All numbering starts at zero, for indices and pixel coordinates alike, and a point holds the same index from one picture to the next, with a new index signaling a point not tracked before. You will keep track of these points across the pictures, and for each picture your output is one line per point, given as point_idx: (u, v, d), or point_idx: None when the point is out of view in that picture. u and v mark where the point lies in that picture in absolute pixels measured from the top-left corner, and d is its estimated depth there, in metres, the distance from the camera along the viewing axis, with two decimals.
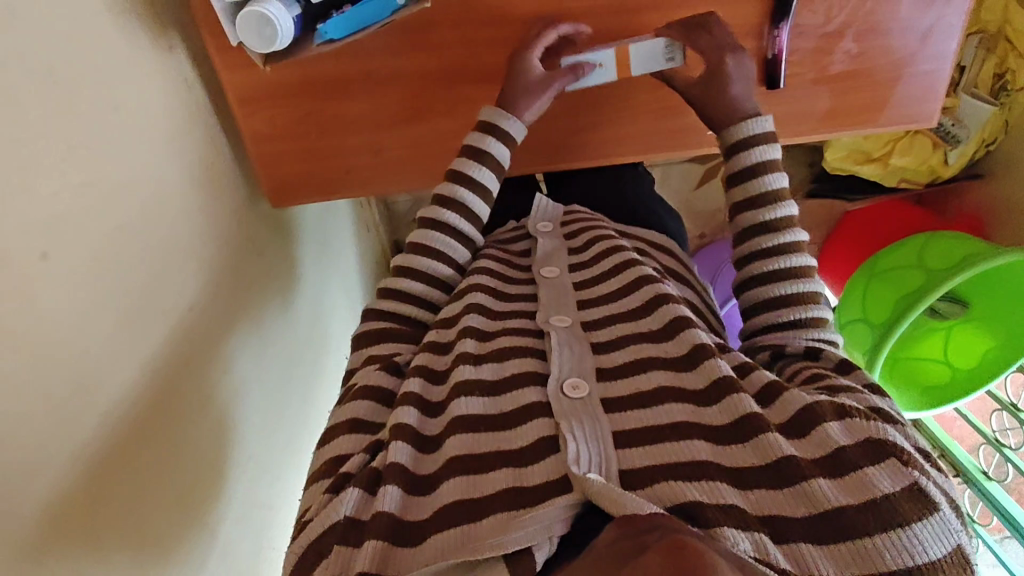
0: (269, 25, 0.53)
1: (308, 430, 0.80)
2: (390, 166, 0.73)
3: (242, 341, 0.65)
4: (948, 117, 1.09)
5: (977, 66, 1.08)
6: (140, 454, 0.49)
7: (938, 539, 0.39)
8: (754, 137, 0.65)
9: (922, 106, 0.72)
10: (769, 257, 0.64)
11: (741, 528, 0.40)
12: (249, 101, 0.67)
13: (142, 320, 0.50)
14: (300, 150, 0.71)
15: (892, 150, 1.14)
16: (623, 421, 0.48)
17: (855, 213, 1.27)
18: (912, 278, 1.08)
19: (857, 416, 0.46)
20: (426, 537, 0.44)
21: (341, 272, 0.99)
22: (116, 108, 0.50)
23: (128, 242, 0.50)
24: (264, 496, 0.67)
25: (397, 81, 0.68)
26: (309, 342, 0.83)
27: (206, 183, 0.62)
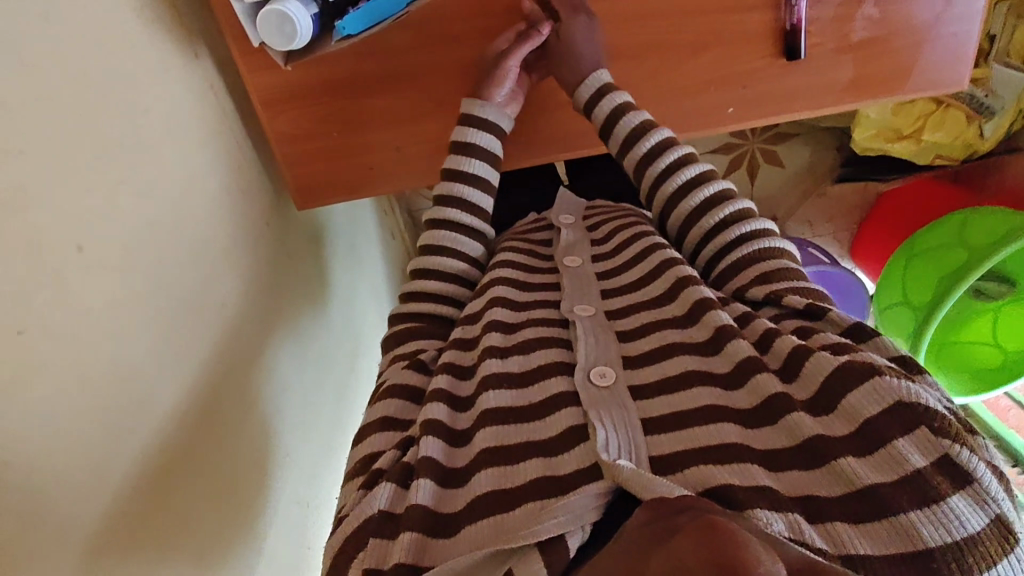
0: (289, 22, 0.54)
1: (345, 429, 0.81)
2: (413, 159, 0.74)
3: (281, 341, 0.67)
4: (981, 90, 1.07)
5: (1010, 32, 1.05)
6: (186, 451, 0.50)
7: (976, 511, 0.37)
8: (668, 166, 0.65)
9: (951, 70, 0.70)
10: (685, 195, 0.64)
11: (775, 509, 0.38)
12: (273, 103, 0.68)
13: (176, 315, 0.51)
14: (325, 148, 0.72)
15: (924, 125, 1.10)
16: (651, 408, 0.48)
17: (888, 196, 1.23)
18: (953, 256, 1.05)
19: (888, 376, 0.43)
20: (462, 527, 0.44)
21: (370, 276, 1.00)
22: (149, 113, 0.52)
23: (160, 237, 0.51)
24: (303, 491, 0.67)
25: (416, 73, 0.69)
26: (342, 343, 0.83)
27: (235, 186, 0.63)
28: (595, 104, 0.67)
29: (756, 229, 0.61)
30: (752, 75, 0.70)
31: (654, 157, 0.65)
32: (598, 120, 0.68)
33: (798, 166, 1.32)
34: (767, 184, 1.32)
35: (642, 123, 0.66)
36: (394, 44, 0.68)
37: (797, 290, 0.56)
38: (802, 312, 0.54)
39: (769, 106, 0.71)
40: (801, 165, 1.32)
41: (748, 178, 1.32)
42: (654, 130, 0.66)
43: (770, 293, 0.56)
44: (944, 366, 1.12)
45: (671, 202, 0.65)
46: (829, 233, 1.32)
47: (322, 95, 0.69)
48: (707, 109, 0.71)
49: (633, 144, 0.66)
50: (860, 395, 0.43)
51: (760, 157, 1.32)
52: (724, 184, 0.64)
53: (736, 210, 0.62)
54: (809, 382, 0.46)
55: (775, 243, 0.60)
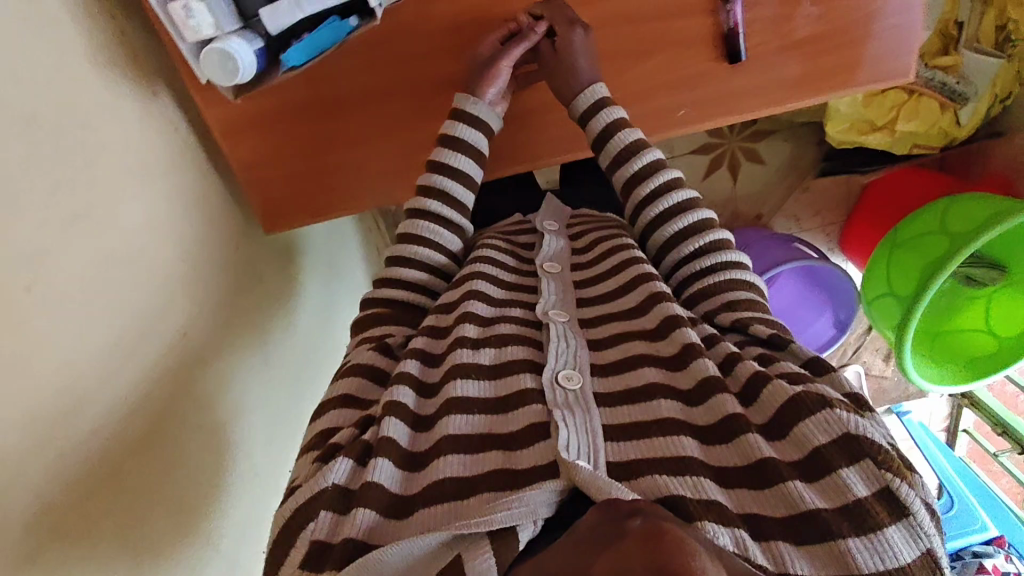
0: (231, 60, 0.57)
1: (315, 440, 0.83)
2: (374, 180, 0.76)
3: (245, 359, 0.69)
4: (952, 77, 1.07)
5: (978, 19, 1.06)
6: (139, 472, 0.52)
7: (909, 543, 0.39)
8: (654, 190, 0.65)
9: (897, 61, 0.72)
10: (667, 221, 0.64)
11: (723, 523, 0.40)
12: (233, 132, 0.70)
13: (127, 344, 0.53)
14: (289, 174, 0.74)
15: (897, 116, 1.10)
16: (612, 415, 0.48)
17: (875, 184, 1.23)
18: (935, 244, 1.04)
19: (839, 409, 0.44)
20: (415, 511, 0.45)
21: (350, 289, 1.02)
22: (105, 152, 0.54)
23: (111, 270, 0.53)
24: (267, 500, 0.71)
25: (371, 95, 0.72)
26: (313, 358, 0.86)
27: (196, 216, 0.65)
28: (596, 112, 0.67)
29: (730, 262, 0.61)
30: (702, 77, 0.71)
31: (642, 179, 0.66)
32: (592, 133, 0.68)
33: (780, 162, 1.31)
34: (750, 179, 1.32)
35: (628, 146, 0.66)
36: (341, 69, 0.71)
37: (764, 320, 0.57)
38: (766, 341, 0.54)
39: (718, 108, 0.72)
40: (781, 162, 1.30)
41: (729, 176, 1.32)
42: (647, 150, 0.66)
43: (737, 320, 0.56)
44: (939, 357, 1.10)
45: (651, 227, 0.65)
46: (817, 226, 1.33)
47: (286, 121, 0.72)
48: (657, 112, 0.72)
49: (622, 164, 0.66)
50: (812, 424, 0.44)
51: (742, 156, 1.31)
52: (709, 211, 0.65)
53: (715, 241, 0.62)
54: (765, 408, 0.47)
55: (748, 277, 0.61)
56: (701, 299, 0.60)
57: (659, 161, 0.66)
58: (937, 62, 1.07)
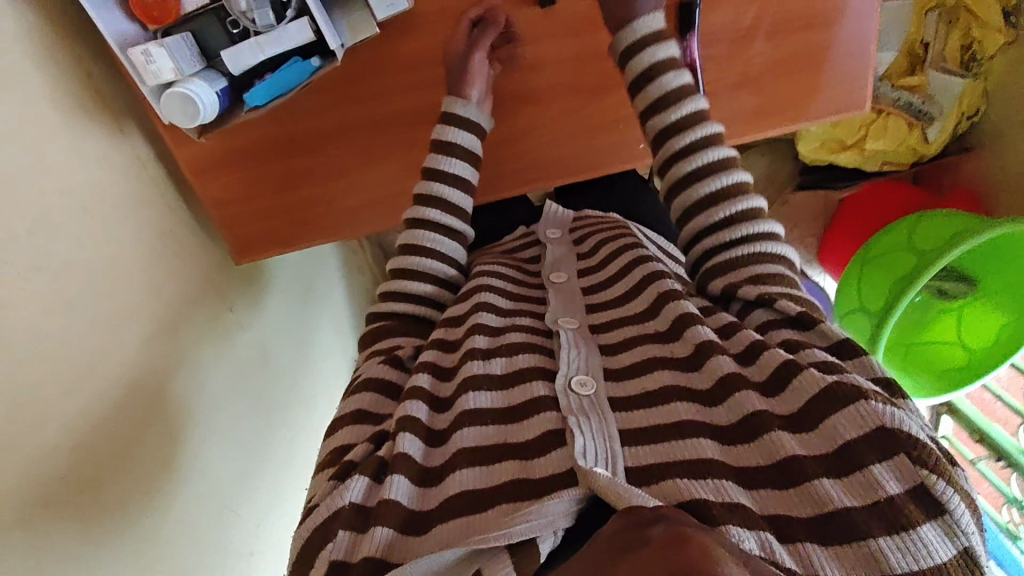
0: (192, 103, 0.59)
1: (293, 467, 0.82)
2: (350, 212, 0.78)
3: (218, 391, 0.68)
4: (917, 97, 1.10)
5: (942, 39, 1.08)
6: (108, 514, 0.51)
7: (945, 541, 0.35)
8: (691, 144, 0.60)
9: (849, 91, 0.77)
10: (702, 180, 0.59)
11: (746, 527, 0.36)
12: (203, 171, 0.71)
13: (86, 377, 0.51)
14: (266, 209, 0.76)
15: (866, 135, 1.15)
16: (628, 420, 0.45)
17: (856, 195, 1.23)
18: (905, 260, 1.06)
19: (874, 401, 0.40)
20: (433, 526, 0.42)
21: (333, 315, 1.02)
22: (73, 189, 0.54)
23: (70, 303, 0.51)
24: (241, 542, 0.68)
25: (344, 131, 0.74)
26: (293, 385, 0.85)
27: (160, 244, 0.64)
28: (644, 45, 0.63)
29: (761, 232, 0.56)
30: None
31: (678, 132, 0.61)
32: (633, 73, 0.64)
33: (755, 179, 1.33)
34: None
35: (661, 96, 0.62)
36: (309, 107, 0.72)
37: (790, 296, 0.53)
38: (794, 320, 0.50)
39: None
40: (759, 175, 1.33)
41: None
42: (690, 99, 0.62)
43: (762, 294, 0.53)
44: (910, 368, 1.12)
45: (681, 184, 0.60)
46: (795, 240, 1.32)
47: (259, 158, 0.74)
48: (620, 149, 0.80)
49: (662, 110, 0.62)
50: (844, 418, 0.40)
51: None
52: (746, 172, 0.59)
53: (749, 207, 0.57)
54: (788, 399, 0.43)
55: (775, 250, 0.56)
56: (725, 270, 0.56)
57: (702, 111, 0.61)
58: (904, 82, 1.10)
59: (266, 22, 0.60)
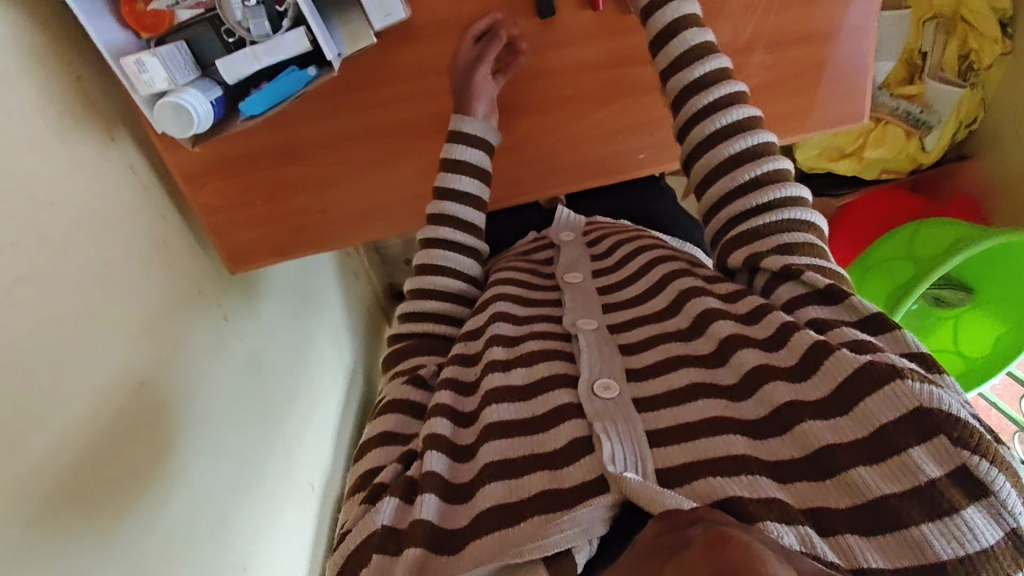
0: (186, 113, 0.56)
1: (295, 479, 0.79)
2: (349, 220, 0.75)
3: (216, 401, 0.65)
4: (916, 106, 1.13)
5: (940, 49, 1.10)
6: (103, 542, 0.48)
7: (991, 523, 0.34)
8: (715, 102, 0.58)
9: (850, 106, 0.77)
10: (724, 142, 0.57)
11: (785, 521, 0.36)
12: (196, 177, 0.68)
13: (87, 393, 0.48)
14: (263, 215, 0.73)
15: (865, 142, 1.17)
16: (656, 419, 0.44)
17: (854, 204, 1.22)
18: (904, 271, 1.06)
19: (910, 380, 0.39)
20: (466, 544, 0.41)
21: (328, 323, 0.99)
22: (65, 196, 0.50)
23: (68, 319, 0.48)
24: (238, 551, 0.65)
25: (347, 138, 0.71)
26: (293, 394, 0.82)
27: (161, 256, 0.61)
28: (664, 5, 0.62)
29: (792, 196, 0.55)
30: (664, 121, 0.76)
31: (702, 89, 0.59)
32: (653, 32, 0.62)
33: None
34: None
35: (684, 52, 0.60)
36: (308, 113, 0.70)
37: (819, 268, 0.52)
38: (823, 293, 0.49)
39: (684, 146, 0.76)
40: None
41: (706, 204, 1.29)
42: (713, 56, 0.60)
43: (789, 267, 0.51)
44: None
45: (704, 142, 0.59)
46: None
47: (253, 165, 0.71)
48: (620, 156, 0.78)
49: (684, 68, 0.60)
50: (877, 401, 0.39)
51: None
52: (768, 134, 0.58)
53: (776, 169, 0.56)
54: (826, 382, 0.42)
55: (808, 218, 0.55)
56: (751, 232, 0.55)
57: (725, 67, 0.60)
58: (902, 91, 1.13)
59: (263, 32, 0.57)
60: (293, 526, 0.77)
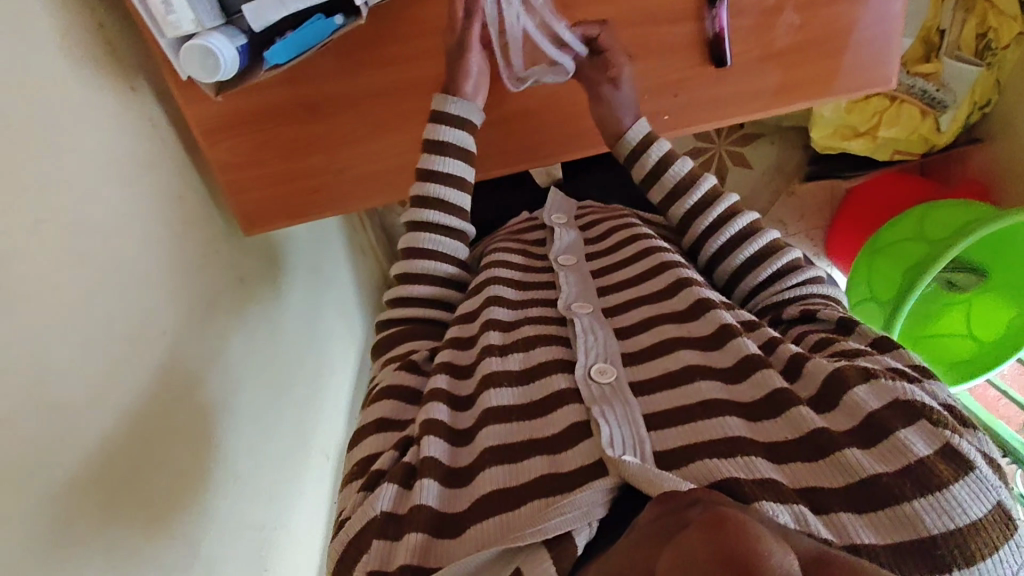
0: (211, 56, 0.53)
1: (309, 449, 0.80)
2: (363, 183, 0.73)
3: (233, 369, 0.67)
4: (933, 84, 1.09)
5: (959, 27, 1.08)
6: (125, 490, 0.49)
7: (977, 498, 0.35)
8: (715, 221, 0.65)
9: (877, 71, 0.73)
10: (744, 244, 0.63)
11: (780, 501, 0.35)
12: (214, 132, 0.67)
13: (106, 344, 0.50)
14: (278, 174, 0.71)
15: (879, 122, 1.12)
16: (652, 403, 0.44)
17: (861, 187, 1.22)
18: (916, 250, 1.05)
19: (882, 377, 0.42)
20: (467, 528, 0.41)
21: (337, 298, 1.00)
22: (82, 151, 0.51)
23: (87, 270, 0.49)
24: (254, 515, 0.66)
25: (366, 97, 0.69)
26: (303, 367, 0.83)
27: (177, 216, 0.62)
28: (642, 150, 0.68)
29: (810, 277, 0.62)
30: (681, 82, 0.71)
31: (701, 211, 0.66)
32: (643, 170, 0.69)
33: (766, 167, 1.31)
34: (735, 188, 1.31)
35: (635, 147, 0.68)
36: (328, 67, 0.67)
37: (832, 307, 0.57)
38: (836, 325, 0.54)
39: (704, 111, 0.72)
40: (770, 166, 1.31)
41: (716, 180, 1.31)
42: (698, 181, 0.67)
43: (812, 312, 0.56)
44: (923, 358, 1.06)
45: (719, 256, 0.64)
46: (802, 231, 1.29)
47: (269, 122, 0.69)
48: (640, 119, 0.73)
49: (677, 198, 0.67)
50: (871, 390, 0.41)
51: (729, 160, 1.31)
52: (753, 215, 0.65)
53: (789, 260, 0.62)
54: (810, 381, 0.44)
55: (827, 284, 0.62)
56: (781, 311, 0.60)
57: (670, 149, 0.68)
58: (919, 69, 1.11)
59: None
60: (307, 494, 0.78)
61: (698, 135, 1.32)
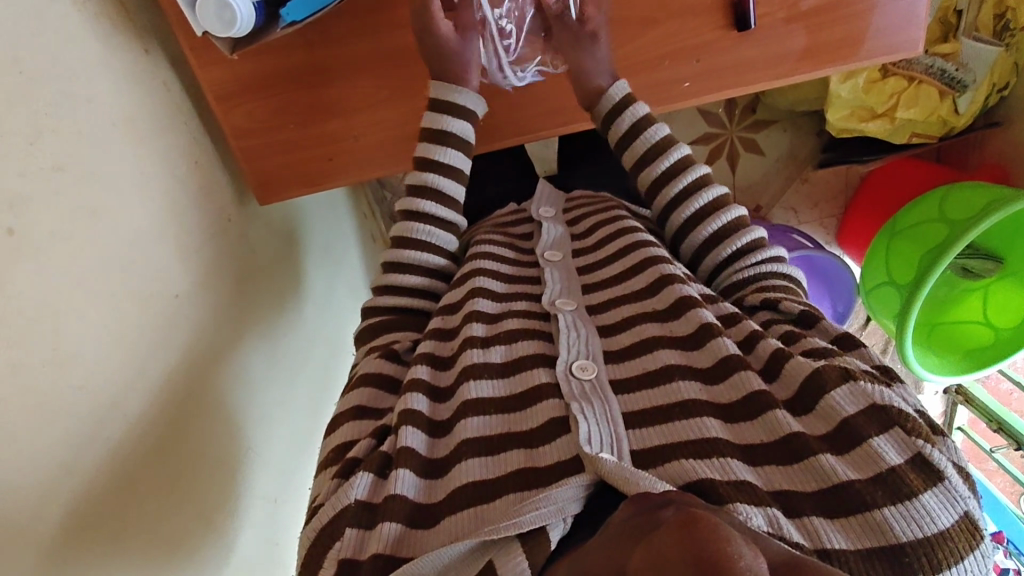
0: (228, 9, 0.56)
1: (320, 425, 0.82)
2: (369, 151, 0.72)
3: (251, 340, 0.68)
4: (951, 64, 1.06)
5: (976, 7, 1.06)
6: (149, 446, 0.51)
7: (946, 507, 0.36)
8: (685, 189, 0.62)
9: (904, 35, 0.70)
10: (706, 220, 0.61)
11: (754, 503, 0.36)
12: (227, 97, 0.68)
13: (121, 304, 0.51)
14: (285, 143, 0.71)
15: (897, 103, 1.08)
16: (630, 402, 0.45)
17: (874, 175, 1.21)
18: (936, 232, 1.03)
19: (862, 380, 0.42)
20: (442, 518, 0.41)
21: (350, 276, 1.00)
22: (95, 104, 0.52)
23: (101, 226, 0.50)
24: (268, 486, 0.67)
25: (375, 63, 0.68)
26: (317, 342, 0.84)
27: (191, 184, 0.63)
28: (622, 111, 0.65)
29: (768, 256, 0.60)
30: (706, 47, 0.70)
31: (670, 180, 0.63)
32: (617, 134, 0.66)
33: (779, 153, 1.29)
34: (747, 172, 1.29)
35: (612, 107, 0.66)
36: (339, 31, 0.67)
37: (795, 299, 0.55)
38: (796, 318, 0.53)
39: (724, 79, 0.71)
40: (781, 153, 1.28)
41: (727, 167, 1.29)
42: (673, 148, 0.64)
43: (768, 299, 0.55)
44: (935, 348, 1.05)
45: (685, 229, 0.62)
46: (815, 219, 1.29)
47: (279, 85, 0.68)
48: (659, 86, 0.71)
49: (648, 163, 0.64)
50: (845, 394, 0.41)
51: (740, 146, 1.29)
52: (722, 188, 0.63)
53: (752, 239, 0.60)
54: (789, 383, 0.44)
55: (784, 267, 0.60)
56: (740, 292, 0.59)
57: (647, 114, 0.65)
58: (937, 49, 1.06)
59: None
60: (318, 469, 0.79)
61: (710, 120, 1.29)
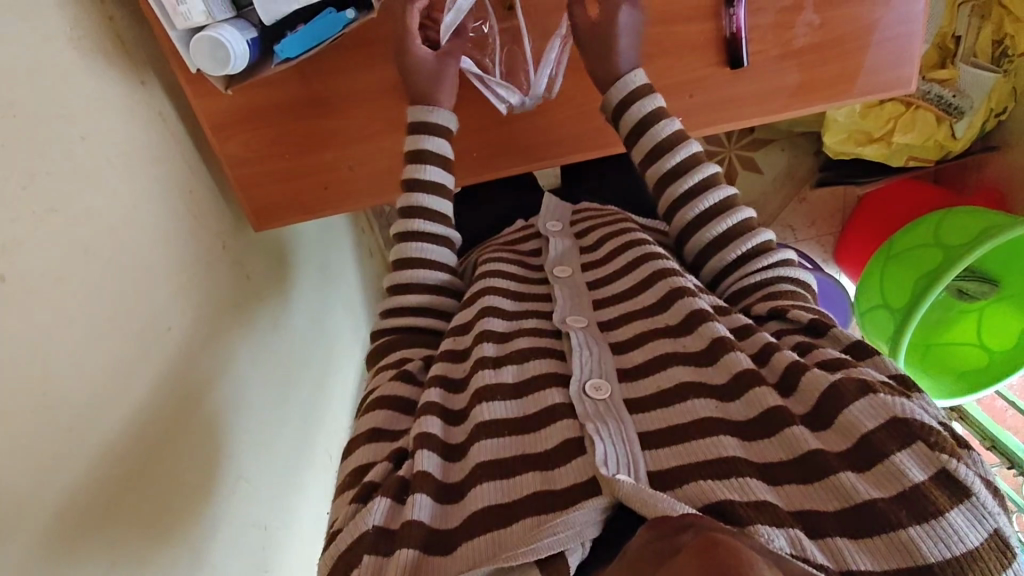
0: (222, 48, 0.57)
1: (312, 447, 0.81)
2: (362, 181, 0.72)
3: (246, 366, 0.68)
4: (949, 90, 1.08)
5: (975, 33, 1.07)
6: (142, 482, 0.51)
7: (975, 525, 0.36)
8: (690, 190, 0.61)
9: (896, 71, 0.71)
10: (709, 223, 0.60)
11: (775, 524, 0.36)
12: (224, 127, 0.67)
13: (111, 339, 0.50)
14: (284, 169, 0.71)
15: (894, 128, 1.10)
16: (645, 421, 0.45)
17: (871, 195, 1.22)
18: (931, 256, 1.04)
19: (881, 391, 0.41)
20: (459, 545, 0.41)
21: (345, 296, 1.01)
22: (93, 142, 0.52)
23: (93, 263, 0.49)
24: (259, 512, 0.67)
25: (368, 97, 0.69)
26: (310, 364, 0.84)
27: (188, 212, 0.63)
28: (630, 103, 0.64)
29: (775, 261, 0.60)
30: (703, 82, 0.71)
31: (677, 177, 0.62)
32: (628, 124, 0.64)
33: (777, 171, 1.29)
34: (746, 191, 1.29)
35: (622, 99, 0.64)
36: (335, 63, 0.67)
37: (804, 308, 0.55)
38: (806, 327, 0.53)
39: (717, 114, 0.72)
40: (780, 169, 1.29)
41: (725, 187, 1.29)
42: (682, 144, 0.62)
43: (775, 307, 0.55)
44: (928, 368, 1.06)
45: (690, 229, 0.61)
46: (812, 237, 1.30)
47: (279, 114, 0.69)
48: None
49: (658, 158, 0.63)
50: (860, 408, 0.41)
51: (738, 163, 1.29)
52: (730, 188, 0.62)
53: (760, 243, 0.60)
54: (805, 397, 0.44)
55: (793, 270, 0.59)
56: (750, 295, 0.58)
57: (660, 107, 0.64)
58: (935, 75, 1.08)
59: None
60: (311, 492, 0.79)
61: (709, 139, 1.29)
